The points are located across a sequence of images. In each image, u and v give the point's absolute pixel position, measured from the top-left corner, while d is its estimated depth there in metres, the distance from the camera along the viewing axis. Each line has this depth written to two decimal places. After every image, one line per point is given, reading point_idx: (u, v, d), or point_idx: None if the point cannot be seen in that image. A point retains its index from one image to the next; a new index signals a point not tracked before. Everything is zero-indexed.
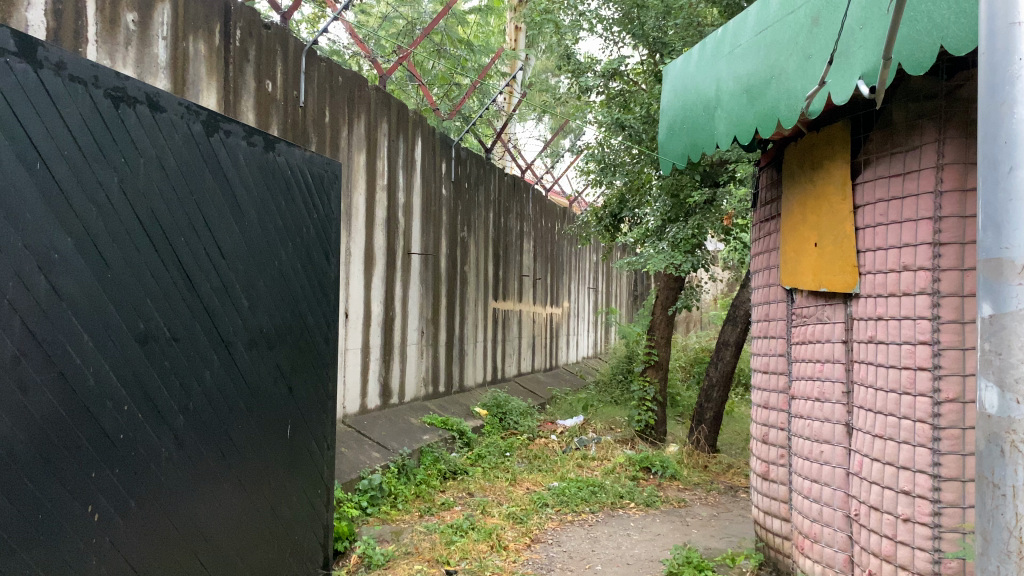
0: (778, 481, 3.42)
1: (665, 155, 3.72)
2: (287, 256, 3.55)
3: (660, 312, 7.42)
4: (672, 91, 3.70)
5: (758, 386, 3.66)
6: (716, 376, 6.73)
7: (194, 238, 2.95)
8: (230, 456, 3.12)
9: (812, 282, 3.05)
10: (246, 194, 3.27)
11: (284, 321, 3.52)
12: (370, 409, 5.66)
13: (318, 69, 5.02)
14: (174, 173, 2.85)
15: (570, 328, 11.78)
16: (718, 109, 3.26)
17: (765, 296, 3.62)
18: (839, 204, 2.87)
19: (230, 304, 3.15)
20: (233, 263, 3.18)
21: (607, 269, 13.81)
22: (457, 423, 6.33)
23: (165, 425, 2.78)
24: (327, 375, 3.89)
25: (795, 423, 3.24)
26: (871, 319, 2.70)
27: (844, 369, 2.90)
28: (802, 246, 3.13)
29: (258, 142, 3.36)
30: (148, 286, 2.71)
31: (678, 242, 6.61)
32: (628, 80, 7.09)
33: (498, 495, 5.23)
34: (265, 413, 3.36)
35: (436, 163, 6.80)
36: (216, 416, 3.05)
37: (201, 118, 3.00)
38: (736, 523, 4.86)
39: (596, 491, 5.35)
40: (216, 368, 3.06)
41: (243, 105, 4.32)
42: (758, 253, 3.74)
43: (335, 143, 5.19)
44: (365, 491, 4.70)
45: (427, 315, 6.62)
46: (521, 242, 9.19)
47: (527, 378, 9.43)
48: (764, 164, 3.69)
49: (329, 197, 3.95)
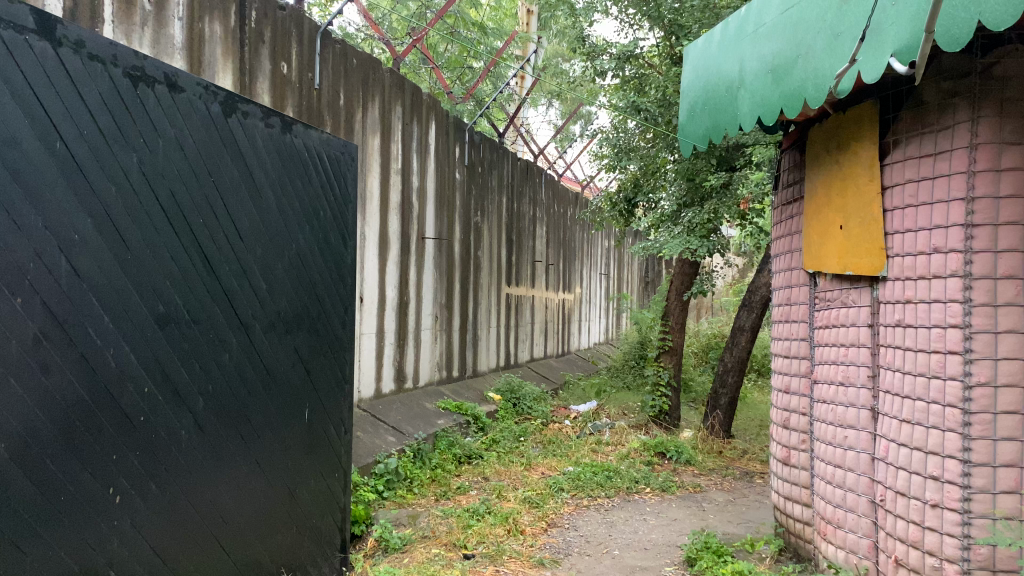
0: (799, 467, 3.39)
1: (685, 136, 3.68)
2: (304, 239, 3.53)
3: (675, 297, 7.37)
4: (693, 72, 3.65)
5: (779, 370, 3.62)
6: (731, 361, 6.68)
7: (213, 220, 2.93)
8: (248, 439, 3.11)
9: (837, 264, 3.01)
10: (264, 175, 3.24)
11: (302, 303, 3.51)
12: (385, 393, 5.65)
13: (332, 52, 4.98)
14: (192, 154, 2.82)
15: (582, 314, 11.75)
16: (742, 89, 3.22)
17: (786, 279, 3.57)
18: (867, 185, 2.82)
19: (249, 287, 3.14)
20: (252, 246, 3.16)
21: (619, 254, 13.77)
22: (471, 407, 6.33)
23: (185, 407, 2.77)
24: (344, 358, 3.87)
25: (818, 408, 3.21)
26: (899, 303, 2.66)
27: (869, 353, 2.86)
28: (827, 228, 3.08)
29: (275, 123, 3.33)
30: (167, 268, 2.70)
31: (694, 227, 6.58)
32: (643, 63, 7.04)
33: (513, 479, 5.22)
34: (283, 397, 3.35)
35: (450, 147, 6.76)
36: (235, 399, 3.04)
37: (219, 99, 2.97)
38: (753, 509, 4.84)
39: (611, 475, 5.34)
40: (235, 351, 3.05)
41: (258, 87, 4.29)
42: (779, 236, 3.69)
43: (349, 125, 5.16)
44: (382, 475, 4.69)
45: (441, 300, 6.61)
46: (534, 227, 9.16)
47: (540, 364, 9.41)
48: (786, 146, 3.63)
49: (345, 180, 3.93)
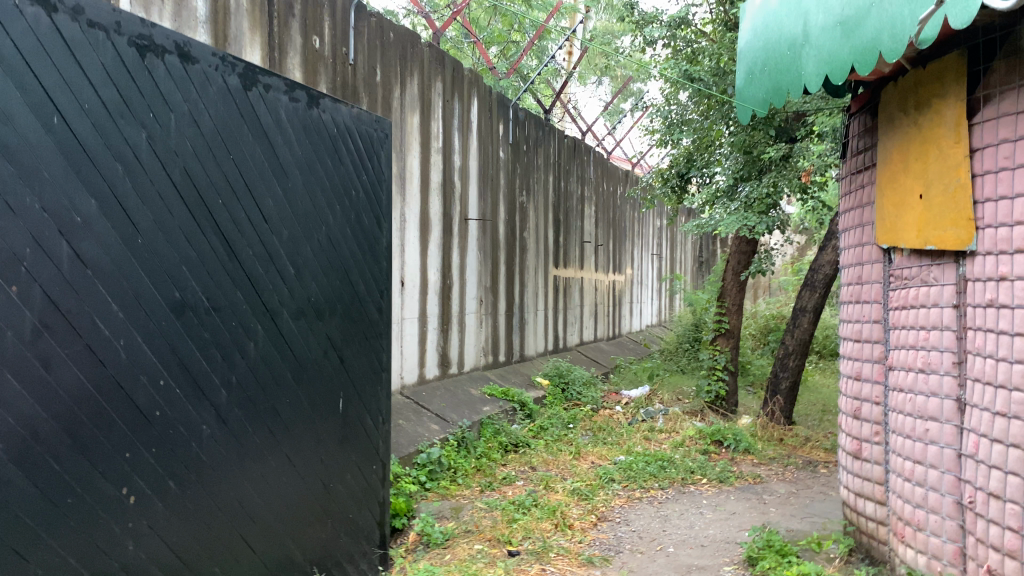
0: (871, 461, 3.09)
1: (743, 101, 3.40)
2: (335, 220, 3.34)
3: (732, 277, 7.02)
4: (751, 31, 3.36)
5: (848, 355, 3.32)
6: (793, 344, 6.31)
7: (234, 201, 2.75)
8: (277, 433, 2.95)
9: (917, 238, 2.69)
10: (289, 153, 3.05)
11: (333, 288, 3.32)
12: (429, 379, 5.47)
13: (368, 25, 4.78)
14: (209, 131, 2.64)
15: (633, 295, 11.44)
16: (807, 46, 2.92)
17: (857, 256, 3.26)
18: (953, 148, 2.48)
19: (274, 272, 2.95)
20: (277, 228, 2.98)
21: (672, 235, 13.38)
22: (518, 394, 6.11)
23: (206, 400, 2.62)
24: (380, 345, 3.69)
25: (894, 397, 2.91)
26: (991, 281, 2.34)
27: (956, 337, 2.55)
28: (905, 198, 2.76)
29: (301, 97, 3.13)
30: (184, 253, 2.53)
31: (752, 202, 6.24)
32: (696, 31, 6.68)
33: (561, 469, 5.00)
34: (315, 386, 3.18)
35: (493, 125, 6.51)
36: (262, 391, 2.88)
37: (238, 71, 2.79)
38: (819, 502, 4.54)
39: (665, 466, 5.09)
40: (261, 339, 2.88)
41: (290, 62, 4.11)
42: (848, 208, 3.37)
43: (387, 102, 4.95)
44: (424, 465, 4.49)
45: (486, 283, 6.40)
46: (582, 207, 8.87)
47: (590, 348, 9.15)
48: (856, 110, 3.30)
49: (379, 158, 3.72)
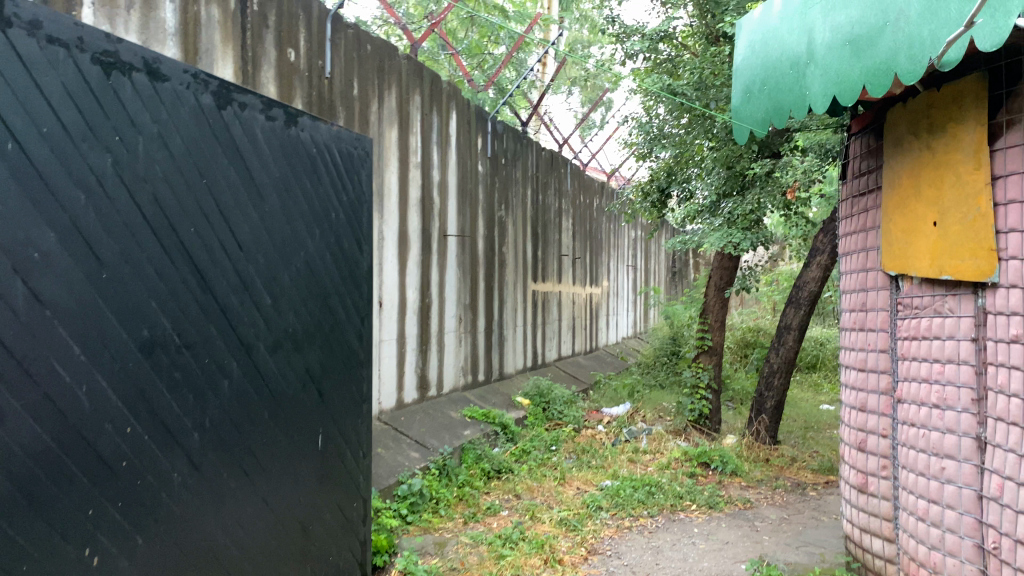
0: (878, 496, 2.97)
1: (740, 120, 3.27)
2: (314, 245, 3.15)
3: (714, 293, 6.92)
4: (748, 47, 3.23)
5: (852, 384, 3.20)
6: (777, 362, 6.20)
7: (207, 229, 2.56)
8: (253, 476, 2.76)
9: (931, 267, 2.57)
10: (266, 174, 2.86)
11: (312, 317, 3.12)
12: (407, 403, 5.28)
13: (344, 37, 4.59)
14: (180, 154, 2.45)
15: (610, 307, 11.33)
16: (813, 65, 2.80)
17: (860, 282, 3.14)
18: (971, 174, 2.37)
19: (250, 303, 2.76)
20: (253, 256, 2.78)
21: (648, 246, 13.30)
22: (499, 415, 5.92)
23: (177, 446, 2.42)
24: (361, 376, 3.49)
25: (904, 432, 2.78)
26: (1015, 316, 2.22)
27: (975, 373, 2.43)
28: (916, 224, 2.65)
29: (278, 115, 2.94)
30: (153, 286, 2.34)
31: (735, 218, 6.14)
32: (677, 44, 6.57)
33: (547, 496, 4.83)
34: (292, 423, 2.98)
35: (472, 138, 6.35)
36: (237, 432, 2.68)
37: (212, 89, 2.59)
38: (812, 529, 4.42)
39: (652, 491, 4.94)
40: (236, 375, 2.68)
41: (263, 76, 3.91)
42: (850, 231, 3.26)
43: (364, 117, 4.76)
44: (405, 497, 4.29)
45: (465, 301, 6.22)
46: (559, 220, 8.73)
47: (568, 363, 8.99)
48: (858, 130, 3.19)
49: (359, 178, 3.53)
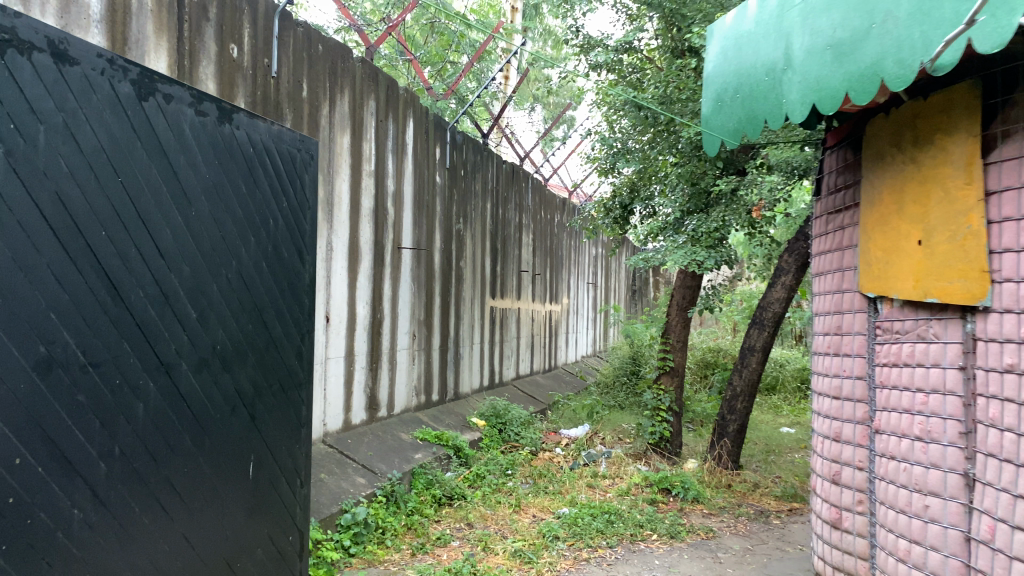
0: (854, 532, 2.78)
1: (710, 129, 3.09)
2: (248, 254, 2.87)
3: (676, 312, 6.74)
4: (721, 54, 3.06)
5: (825, 412, 3.01)
6: (740, 385, 6.01)
7: (121, 233, 2.27)
8: (170, 510, 2.46)
9: (915, 289, 2.39)
10: (194, 174, 2.59)
11: (244, 334, 2.84)
12: (355, 425, 4.99)
13: (293, 35, 4.33)
14: (90, 148, 2.17)
15: (569, 325, 11.12)
16: (791, 71, 2.62)
17: (835, 304, 2.96)
18: (962, 190, 2.20)
19: (172, 317, 2.48)
20: (177, 264, 2.50)
21: (608, 264, 13.14)
22: (453, 437, 5.65)
23: (79, 478, 2.13)
24: (300, 397, 3.22)
25: (883, 464, 2.59)
26: (1009, 343, 2.05)
27: (963, 404, 2.24)
28: (899, 243, 2.47)
29: (210, 110, 2.67)
30: (53, 297, 2.06)
31: (699, 236, 5.95)
32: (641, 58, 6.37)
33: (500, 526, 4.57)
34: (220, 449, 2.70)
35: (430, 147, 6.11)
36: (153, 461, 2.39)
37: (131, 76, 2.33)
38: (777, 562, 4.23)
39: (612, 520, 4.71)
40: (153, 398, 2.40)
41: (202, 72, 3.63)
42: (825, 250, 3.08)
43: (314, 120, 4.49)
44: (348, 528, 4.00)
45: (419, 316, 5.95)
46: (519, 235, 8.51)
47: (526, 382, 8.75)
48: (835, 143, 3.02)
49: (302, 183, 3.27)
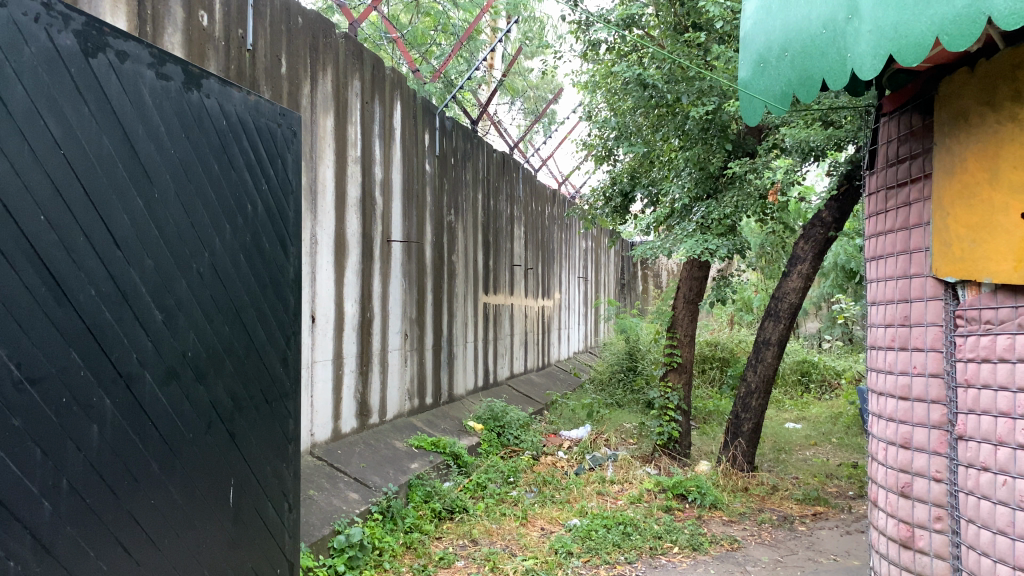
0: (931, 553, 2.42)
1: (753, 94, 2.70)
2: (223, 244, 2.46)
3: (682, 304, 6.37)
4: (762, 9, 2.68)
5: (890, 416, 2.66)
6: (755, 381, 5.62)
7: (67, 219, 1.86)
8: (135, 552, 2.04)
9: (1017, 271, 2.03)
10: (157, 148, 2.17)
11: (221, 338, 2.43)
12: (345, 433, 4.57)
13: (270, 4, 3.90)
14: (22, 112, 1.76)
15: (561, 321, 10.74)
16: (857, 20, 2.23)
17: (901, 291, 2.59)
18: None
19: (133, 319, 2.06)
20: (138, 254, 2.09)
21: (598, 257, 12.76)
22: (450, 443, 5.25)
23: (16, 523, 1.71)
24: (286, 410, 2.81)
25: (972, 477, 2.22)
26: None
27: None
28: (995, 216, 2.10)
29: (173, 73, 2.25)
30: None
31: (709, 223, 5.56)
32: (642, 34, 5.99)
33: (507, 542, 4.18)
34: (194, 474, 2.28)
35: (418, 133, 5.69)
36: (113, 495, 1.98)
37: (73, 26, 1.91)
38: None
39: (627, 532, 4.33)
40: (112, 419, 1.98)
41: (167, 42, 3.19)
42: (884, 230, 2.72)
43: (294, 100, 4.06)
44: (342, 551, 3.57)
45: (411, 315, 5.53)
46: (511, 227, 8.10)
47: (521, 381, 8.35)
48: (896, 107, 2.67)
49: (284, 163, 2.85)
